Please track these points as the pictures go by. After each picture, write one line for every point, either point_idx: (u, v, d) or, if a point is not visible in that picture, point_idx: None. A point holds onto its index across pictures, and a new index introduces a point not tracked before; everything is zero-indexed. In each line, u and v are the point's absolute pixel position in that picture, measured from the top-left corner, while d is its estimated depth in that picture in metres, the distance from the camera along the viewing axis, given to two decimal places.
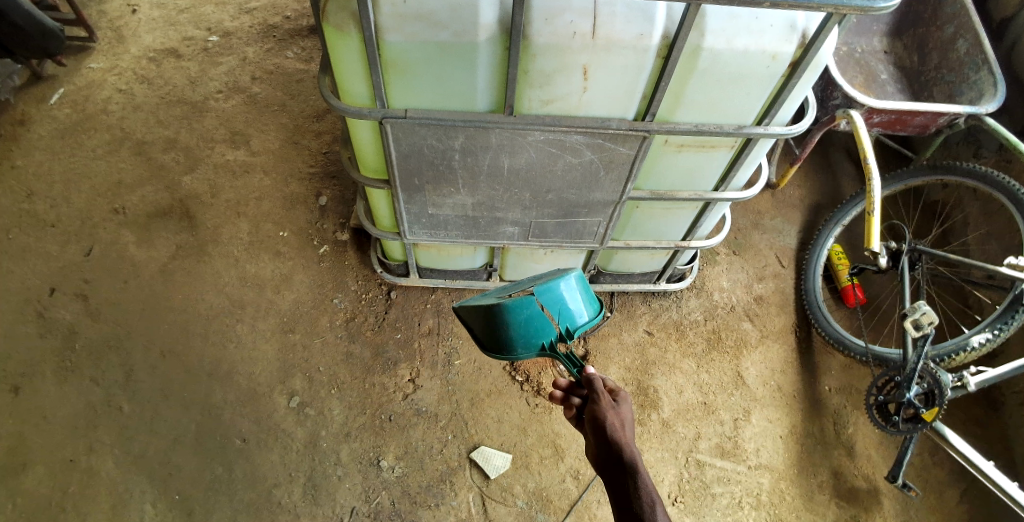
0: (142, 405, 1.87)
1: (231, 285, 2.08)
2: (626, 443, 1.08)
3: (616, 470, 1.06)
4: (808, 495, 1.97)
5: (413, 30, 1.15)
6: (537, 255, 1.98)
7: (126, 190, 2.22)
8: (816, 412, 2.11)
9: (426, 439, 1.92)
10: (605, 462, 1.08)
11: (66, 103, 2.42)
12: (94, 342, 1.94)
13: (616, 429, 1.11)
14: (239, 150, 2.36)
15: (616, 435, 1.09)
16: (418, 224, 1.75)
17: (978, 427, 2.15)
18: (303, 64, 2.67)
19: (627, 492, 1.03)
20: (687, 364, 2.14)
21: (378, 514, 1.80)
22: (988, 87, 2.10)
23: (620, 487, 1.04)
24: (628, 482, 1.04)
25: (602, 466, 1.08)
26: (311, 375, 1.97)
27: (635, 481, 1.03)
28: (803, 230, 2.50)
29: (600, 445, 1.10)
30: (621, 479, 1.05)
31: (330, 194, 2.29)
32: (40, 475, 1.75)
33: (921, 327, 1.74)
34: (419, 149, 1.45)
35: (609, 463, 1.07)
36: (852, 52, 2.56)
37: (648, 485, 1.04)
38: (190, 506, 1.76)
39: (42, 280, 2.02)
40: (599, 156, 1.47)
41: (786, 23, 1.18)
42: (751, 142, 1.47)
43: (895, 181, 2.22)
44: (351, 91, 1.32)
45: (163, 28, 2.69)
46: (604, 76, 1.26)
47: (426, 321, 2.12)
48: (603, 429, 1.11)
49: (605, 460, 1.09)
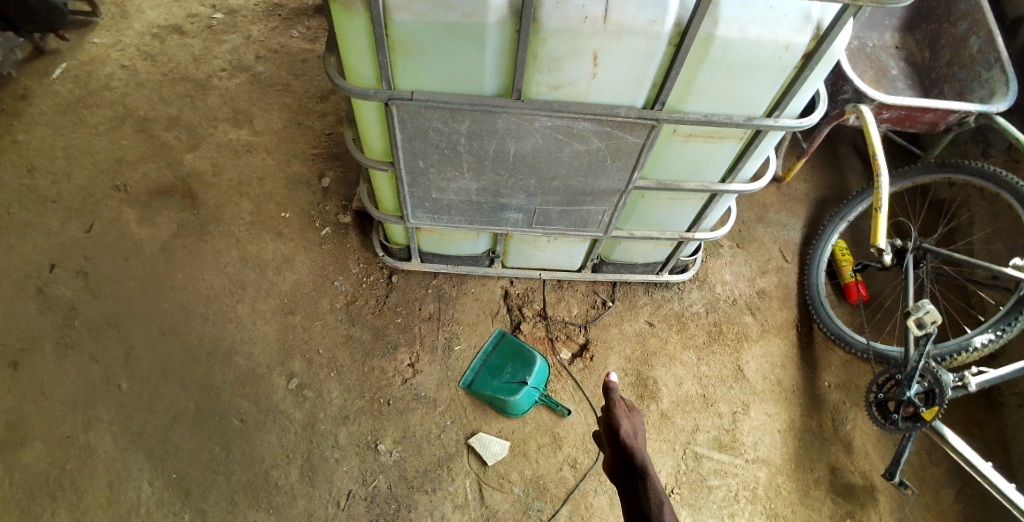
0: (141, 383, 1.87)
1: (233, 265, 2.07)
2: (637, 447, 1.12)
3: (627, 473, 1.09)
4: (805, 490, 1.97)
5: (422, 10, 1.13)
6: (540, 243, 1.97)
7: (128, 167, 2.21)
8: (815, 407, 2.11)
9: (425, 423, 1.92)
10: (618, 467, 1.12)
11: (68, 78, 2.40)
12: (94, 319, 1.93)
13: (628, 435, 1.15)
14: (242, 129, 2.34)
15: (627, 439, 1.14)
16: (422, 208, 1.74)
17: (976, 426, 2.16)
18: (308, 44, 2.65)
19: (636, 490, 1.04)
20: (688, 356, 2.14)
21: (375, 498, 1.80)
22: (1000, 86, 2.08)
23: (630, 486, 1.06)
24: (638, 481, 1.06)
25: (614, 470, 1.12)
26: (311, 357, 1.97)
27: (643, 480, 1.05)
28: (808, 224, 2.48)
29: (613, 451, 1.14)
30: (631, 479, 1.07)
31: (333, 176, 2.28)
32: (38, 451, 1.75)
33: (924, 326, 1.73)
34: (425, 132, 1.43)
35: (620, 466, 1.11)
36: (863, 46, 2.53)
37: (659, 485, 1.05)
38: (187, 485, 1.76)
39: (43, 256, 2.01)
40: (606, 144, 1.45)
41: (801, 14, 1.16)
42: (761, 134, 1.45)
43: (903, 178, 2.20)
44: (356, 72, 1.30)
45: (167, 5, 2.67)
46: (614, 63, 1.24)
47: (427, 306, 2.12)
48: (615, 438, 1.16)
49: (617, 465, 1.12)
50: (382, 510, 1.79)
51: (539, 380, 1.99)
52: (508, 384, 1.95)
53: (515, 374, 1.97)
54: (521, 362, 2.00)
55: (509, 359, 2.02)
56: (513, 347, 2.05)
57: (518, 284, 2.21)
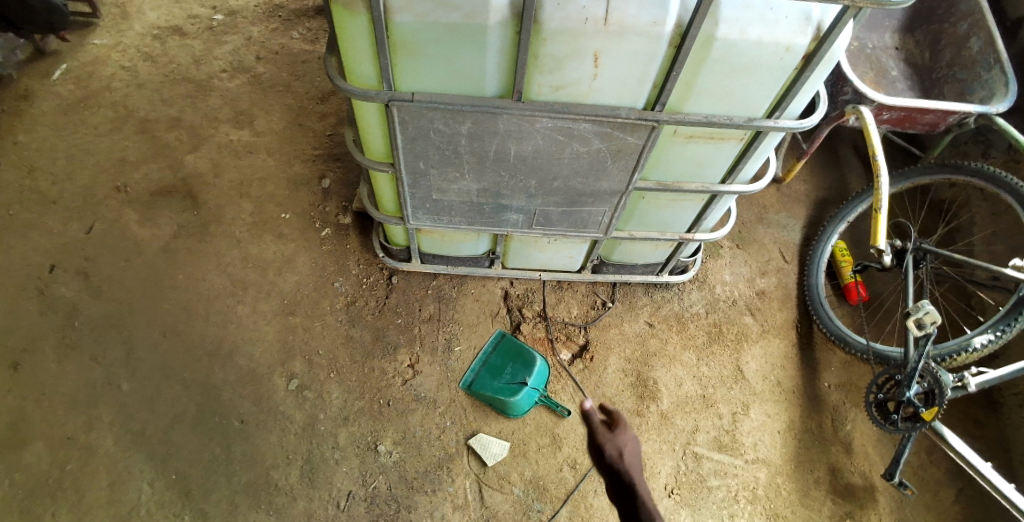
0: (142, 384, 1.87)
1: (233, 265, 2.07)
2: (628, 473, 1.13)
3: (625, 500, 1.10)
4: (805, 490, 1.97)
5: (424, 10, 1.13)
6: (541, 244, 1.97)
7: (129, 167, 2.21)
8: (815, 407, 2.11)
9: (425, 424, 1.93)
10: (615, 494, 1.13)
11: (69, 79, 2.40)
12: (95, 319, 1.93)
13: (618, 460, 1.16)
14: (243, 130, 2.35)
15: (619, 466, 1.14)
16: (423, 209, 1.74)
17: (975, 427, 2.16)
18: (308, 45, 2.65)
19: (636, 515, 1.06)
20: (688, 356, 2.14)
21: (375, 499, 1.80)
22: (1000, 87, 2.08)
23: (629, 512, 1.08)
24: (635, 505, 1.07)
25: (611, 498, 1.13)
26: (311, 358, 1.97)
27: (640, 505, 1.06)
28: (808, 225, 2.48)
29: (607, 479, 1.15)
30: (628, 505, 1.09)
31: (334, 176, 2.29)
32: (38, 452, 1.75)
33: (924, 327, 1.73)
34: (426, 133, 1.43)
35: (616, 494, 1.12)
36: (863, 47, 2.54)
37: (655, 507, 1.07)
38: (188, 485, 1.76)
39: (44, 256, 2.01)
40: (607, 145, 1.45)
41: (801, 15, 1.17)
42: (761, 135, 1.45)
43: (903, 178, 2.21)
44: (357, 73, 1.30)
45: (168, 6, 2.68)
46: (616, 63, 1.24)
47: (428, 307, 2.12)
48: (606, 465, 1.16)
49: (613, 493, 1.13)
50: (382, 511, 1.79)
51: (540, 380, 1.99)
52: (508, 385, 1.95)
53: (515, 375, 1.97)
54: (522, 363, 2.00)
55: (509, 359, 2.02)
56: (513, 348, 2.05)
57: (518, 285, 2.21)
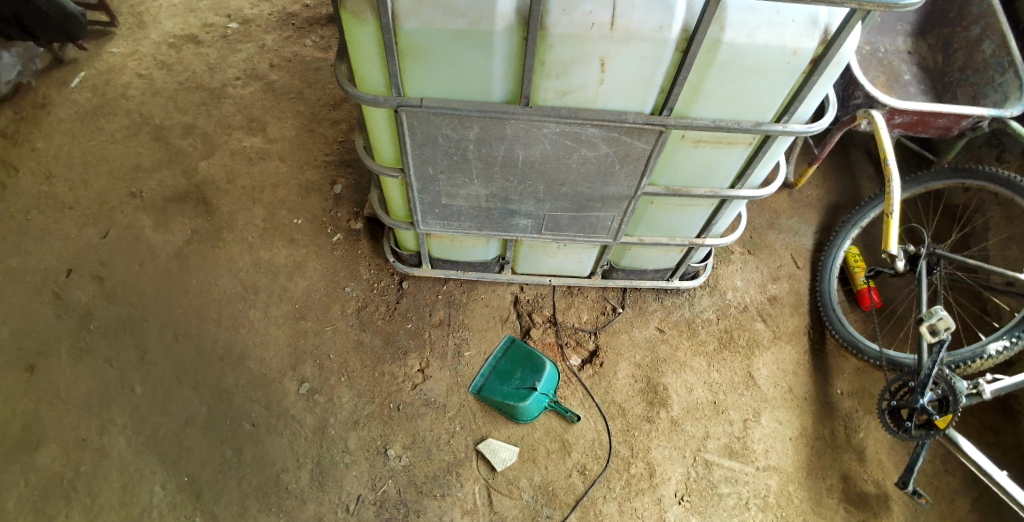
0: (155, 387, 1.89)
1: (245, 270, 2.09)
2: None
3: None
4: (817, 499, 1.95)
5: (431, 17, 1.15)
6: (550, 249, 1.97)
7: (144, 174, 2.25)
8: (828, 414, 2.09)
9: (434, 429, 1.93)
10: None
11: (86, 87, 2.45)
12: (109, 323, 1.96)
13: None
14: (256, 136, 2.38)
15: None
16: (431, 214, 1.75)
17: (992, 434, 2.12)
18: (321, 53, 2.69)
19: None
20: (699, 362, 2.13)
21: (384, 503, 1.80)
22: (1014, 90, 2.06)
23: None
24: None
25: None
26: (322, 362, 1.98)
27: None
28: (820, 230, 2.47)
29: None
30: None
31: (345, 182, 2.31)
32: (53, 453, 1.78)
33: (937, 333, 1.71)
34: (434, 138, 1.45)
35: None
36: (874, 51, 2.52)
37: None
38: (199, 487, 1.78)
39: (60, 261, 2.05)
40: (614, 150, 1.46)
41: (808, 18, 1.17)
42: (770, 140, 1.45)
43: (916, 183, 2.18)
44: (367, 79, 1.32)
45: (183, 15, 2.73)
46: (622, 68, 1.25)
47: (437, 312, 2.13)
48: None
49: None
50: (391, 515, 1.79)
51: (549, 386, 1.98)
52: (518, 390, 1.95)
53: (525, 380, 1.97)
54: (531, 368, 2.00)
55: (519, 364, 2.02)
56: (523, 353, 2.04)
57: (528, 290, 2.21)
